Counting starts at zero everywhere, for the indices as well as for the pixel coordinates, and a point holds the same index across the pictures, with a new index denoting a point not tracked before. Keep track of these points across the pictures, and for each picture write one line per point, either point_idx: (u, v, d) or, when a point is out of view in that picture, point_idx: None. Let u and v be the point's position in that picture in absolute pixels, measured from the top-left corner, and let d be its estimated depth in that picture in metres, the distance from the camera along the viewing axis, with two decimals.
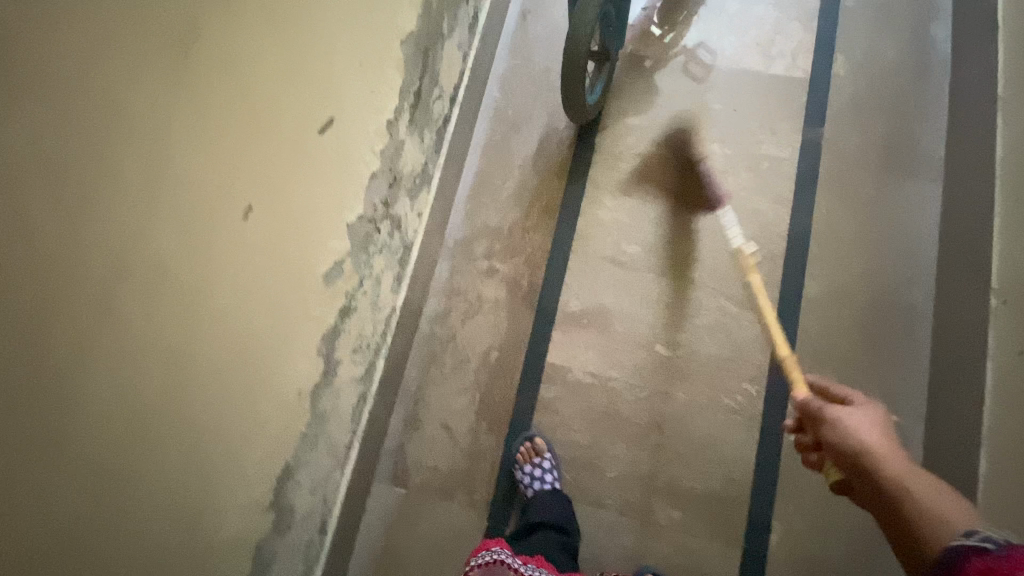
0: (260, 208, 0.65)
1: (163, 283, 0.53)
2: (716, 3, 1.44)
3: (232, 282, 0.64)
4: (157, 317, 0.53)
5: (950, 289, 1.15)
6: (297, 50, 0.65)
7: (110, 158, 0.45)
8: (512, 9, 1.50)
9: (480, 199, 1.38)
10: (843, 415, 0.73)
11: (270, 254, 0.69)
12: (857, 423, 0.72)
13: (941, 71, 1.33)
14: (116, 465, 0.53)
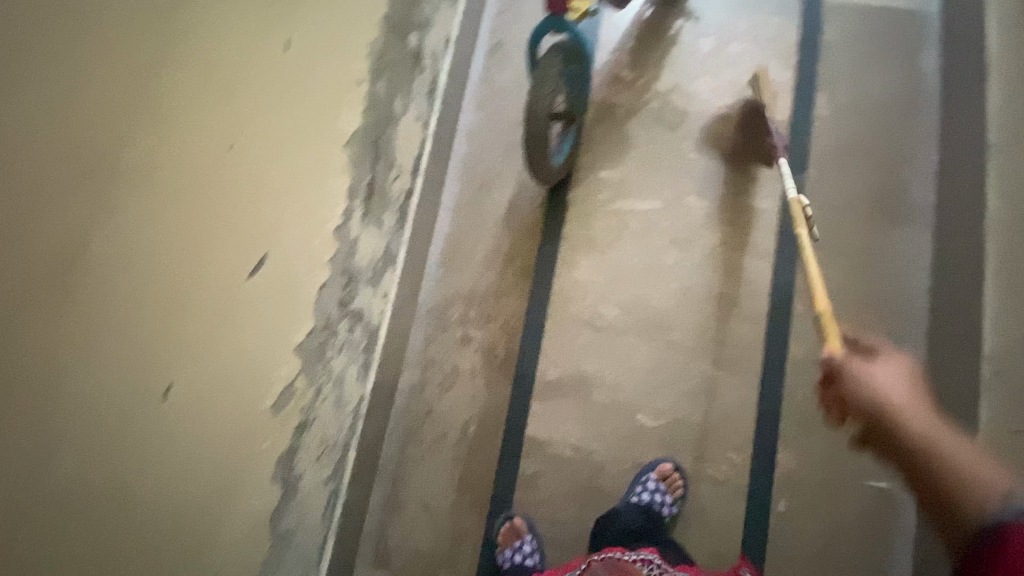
0: (195, 354, 0.64)
1: (124, 385, 0.56)
2: (691, 42, 1.37)
3: (170, 435, 0.63)
4: (128, 415, 0.57)
5: (943, 350, 1.10)
6: (219, 200, 0.64)
7: (81, 283, 0.50)
8: (478, 56, 1.43)
9: (452, 264, 1.34)
10: (874, 376, 0.73)
11: (206, 407, 0.67)
12: (885, 383, 0.72)
13: (928, 110, 1.28)
14: (100, 546, 0.55)
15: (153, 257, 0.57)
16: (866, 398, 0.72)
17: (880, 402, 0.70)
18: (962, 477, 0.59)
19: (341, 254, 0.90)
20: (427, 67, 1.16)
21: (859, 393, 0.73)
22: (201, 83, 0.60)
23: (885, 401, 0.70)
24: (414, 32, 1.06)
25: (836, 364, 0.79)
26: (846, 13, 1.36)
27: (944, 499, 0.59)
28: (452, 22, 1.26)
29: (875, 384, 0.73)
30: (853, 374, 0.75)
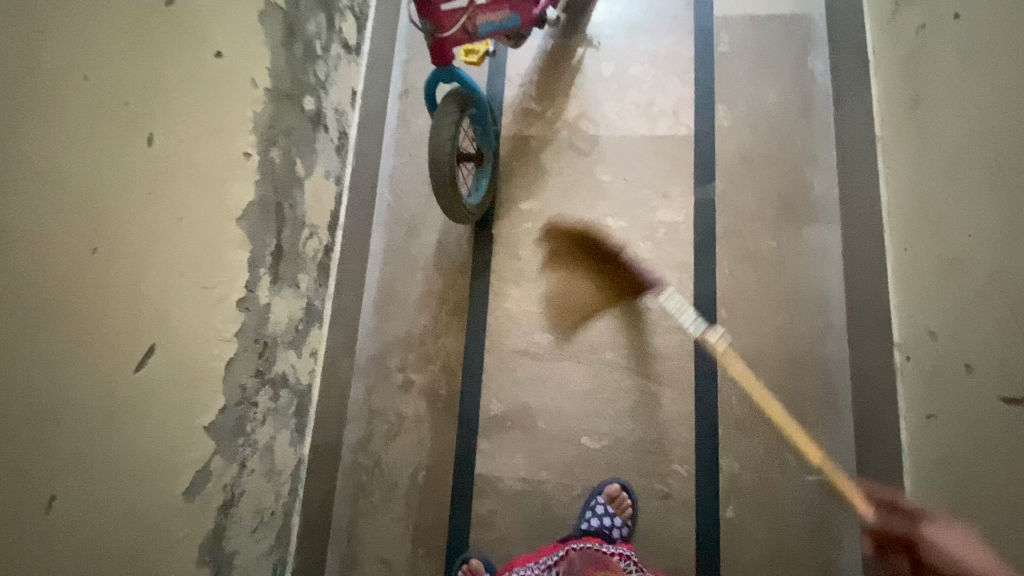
0: (88, 456, 0.64)
1: (21, 499, 0.57)
2: (594, 70, 1.42)
3: (73, 540, 0.63)
4: (22, 531, 0.57)
5: (862, 340, 1.14)
6: (95, 298, 0.65)
7: None
8: (391, 104, 1.46)
9: (386, 310, 1.35)
10: (942, 538, 0.73)
11: (104, 510, 0.67)
12: (955, 544, 0.72)
13: (824, 107, 1.33)
14: None
15: (41, 370, 0.58)
16: (944, 563, 0.72)
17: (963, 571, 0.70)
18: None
19: (250, 325, 0.92)
20: (331, 124, 1.18)
21: (939, 557, 0.73)
22: (39, 195, 0.57)
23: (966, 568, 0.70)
24: (310, 94, 1.09)
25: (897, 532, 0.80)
26: (736, 26, 1.41)
27: None
28: (356, 75, 1.29)
29: (942, 549, 0.73)
30: (923, 536, 0.76)
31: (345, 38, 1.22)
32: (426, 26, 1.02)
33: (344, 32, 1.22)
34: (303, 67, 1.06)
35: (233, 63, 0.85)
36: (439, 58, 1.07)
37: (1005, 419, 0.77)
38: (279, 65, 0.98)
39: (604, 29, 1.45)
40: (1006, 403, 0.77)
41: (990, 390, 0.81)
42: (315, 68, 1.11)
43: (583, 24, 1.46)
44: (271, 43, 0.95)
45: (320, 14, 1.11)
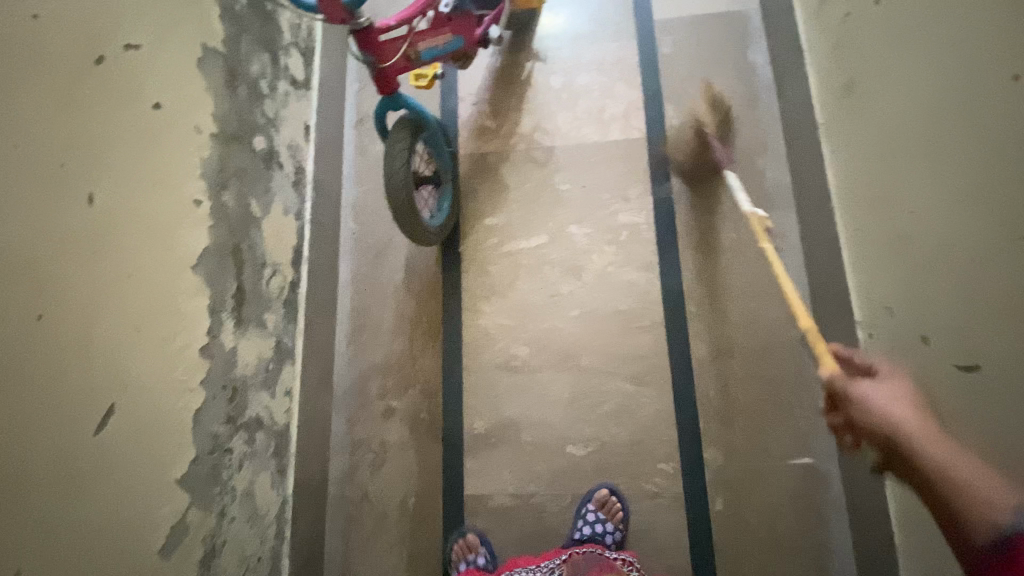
0: (52, 525, 0.64)
1: None
2: (543, 81, 1.45)
3: None
4: None
5: (828, 320, 1.16)
6: (44, 365, 0.64)
7: None
8: (347, 133, 1.46)
9: (360, 339, 1.34)
10: (869, 393, 0.66)
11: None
12: (884, 401, 0.64)
13: (768, 96, 1.36)
14: None
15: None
16: (868, 417, 0.65)
17: (882, 424, 0.63)
18: (974, 493, 0.51)
19: (216, 370, 0.92)
20: (285, 160, 1.18)
21: (865, 412, 0.66)
22: None
23: (891, 422, 0.62)
24: (260, 134, 1.09)
25: (838, 384, 0.72)
26: (676, 27, 1.44)
27: (949, 509, 0.52)
28: (307, 109, 1.29)
29: (873, 404, 0.65)
30: (852, 395, 0.68)
31: (292, 74, 1.23)
32: (367, 58, 1.01)
33: (290, 69, 1.23)
34: (249, 108, 1.06)
35: (173, 113, 0.86)
36: (384, 87, 1.07)
37: (964, 386, 0.79)
38: (224, 108, 0.98)
39: (549, 41, 1.48)
40: (964, 370, 0.79)
41: (945, 360, 0.83)
42: (262, 107, 1.11)
43: (528, 39, 1.49)
44: (212, 88, 0.95)
45: (264, 53, 1.12)
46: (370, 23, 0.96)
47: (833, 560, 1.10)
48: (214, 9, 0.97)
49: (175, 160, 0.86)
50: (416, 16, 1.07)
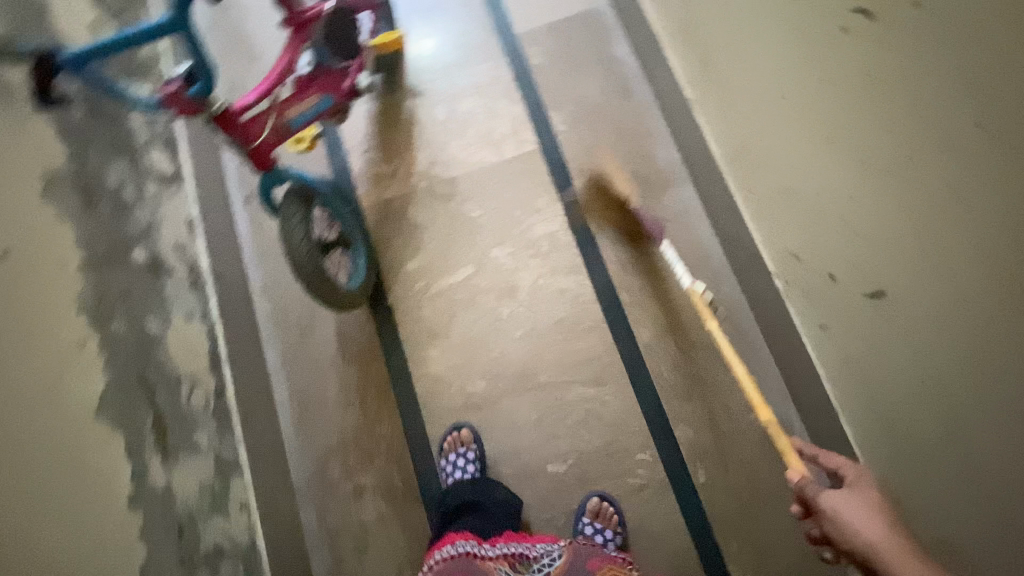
0: None
1: None
2: (427, 116, 1.44)
3: None
4: None
5: (747, 276, 1.23)
6: None
7: None
8: (237, 213, 1.37)
9: (309, 424, 1.26)
10: (845, 511, 0.72)
11: None
12: (857, 517, 0.70)
13: (640, 83, 1.43)
14: None
15: None
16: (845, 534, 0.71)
17: (858, 539, 0.69)
18: None
19: (154, 515, 0.85)
20: (176, 265, 1.10)
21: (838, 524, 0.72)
22: None
23: (863, 540, 0.68)
24: (138, 246, 1.01)
25: (810, 497, 0.77)
26: (539, 37, 1.48)
27: None
28: (186, 203, 1.21)
29: (846, 519, 0.71)
30: (829, 510, 0.74)
31: (158, 171, 1.14)
32: (234, 140, 0.95)
33: (155, 165, 1.14)
34: (118, 223, 0.98)
35: (32, 253, 0.78)
36: (262, 165, 1.01)
37: (877, 312, 0.86)
38: (89, 233, 0.90)
39: (423, 75, 1.47)
40: (872, 298, 0.86)
41: (854, 291, 0.90)
42: (134, 216, 1.02)
43: (401, 77, 1.47)
44: (68, 215, 0.86)
45: (121, 159, 1.03)
46: (227, 106, 0.90)
47: None
48: (50, 129, 0.88)
49: (48, 301, 0.78)
50: (276, 86, 1.03)
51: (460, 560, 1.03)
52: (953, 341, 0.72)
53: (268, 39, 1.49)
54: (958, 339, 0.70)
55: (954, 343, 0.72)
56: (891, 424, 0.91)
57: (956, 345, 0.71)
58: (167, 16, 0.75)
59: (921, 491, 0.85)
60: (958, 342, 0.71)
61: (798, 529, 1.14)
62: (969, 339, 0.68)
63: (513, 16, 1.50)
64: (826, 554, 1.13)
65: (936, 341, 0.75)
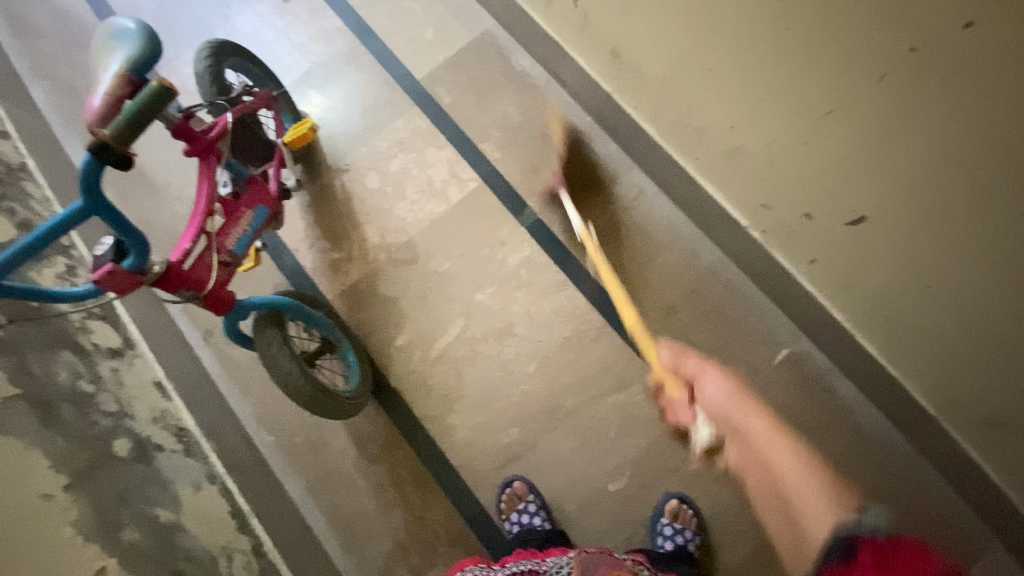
0: None
1: None
2: (361, 188, 1.39)
3: None
4: None
5: (720, 237, 1.25)
6: None
7: None
8: (201, 353, 1.26)
9: (357, 540, 1.18)
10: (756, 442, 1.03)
11: None
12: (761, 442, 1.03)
13: (552, 87, 1.42)
14: None
15: None
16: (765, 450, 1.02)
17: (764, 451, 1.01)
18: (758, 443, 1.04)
19: None
20: (163, 440, 1.04)
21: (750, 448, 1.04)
22: None
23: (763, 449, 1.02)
24: (116, 439, 0.95)
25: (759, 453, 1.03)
26: (441, 76, 1.46)
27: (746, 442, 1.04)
28: (148, 365, 1.13)
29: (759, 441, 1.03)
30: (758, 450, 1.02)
31: (105, 346, 1.07)
32: (185, 295, 0.88)
33: (101, 342, 1.07)
34: (86, 424, 0.92)
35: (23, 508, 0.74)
36: (219, 307, 0.93)
37: (862, 236, 0.91)
38: (59, 451, 0.85)
39: (341, 150, 1.42)
40: (853, 224, 0.91)
41: (833, 221, 0.94)
42: (100, 412, 0.96)
43: (320, 159, 1.41)
44: (30, 438, 0.81)
45: (64, 352, 0.97)
46: (168, 263, 0.83)
47: (858, 415, 1.19)
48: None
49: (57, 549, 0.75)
50: (206, 220, 0.95)
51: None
52: (945, 241, 0.80)
53: (169, 171, 1.40)
54: (948, 236, 0.79)
55: (943, 240, 0.80)
56: (906, 327, 0.97)
57: (947, 241, 0.80)
58: (76, 203, 0.68)
59: (956, 371, 0.94)
60: (949, 238, 0.79)
61: (854, 451, 1.18)
62: (962, 234, 0.76)
63: (409, 64, 1.47)
64: (887, 463, 1.17)
65: (927, 244, 0.82)
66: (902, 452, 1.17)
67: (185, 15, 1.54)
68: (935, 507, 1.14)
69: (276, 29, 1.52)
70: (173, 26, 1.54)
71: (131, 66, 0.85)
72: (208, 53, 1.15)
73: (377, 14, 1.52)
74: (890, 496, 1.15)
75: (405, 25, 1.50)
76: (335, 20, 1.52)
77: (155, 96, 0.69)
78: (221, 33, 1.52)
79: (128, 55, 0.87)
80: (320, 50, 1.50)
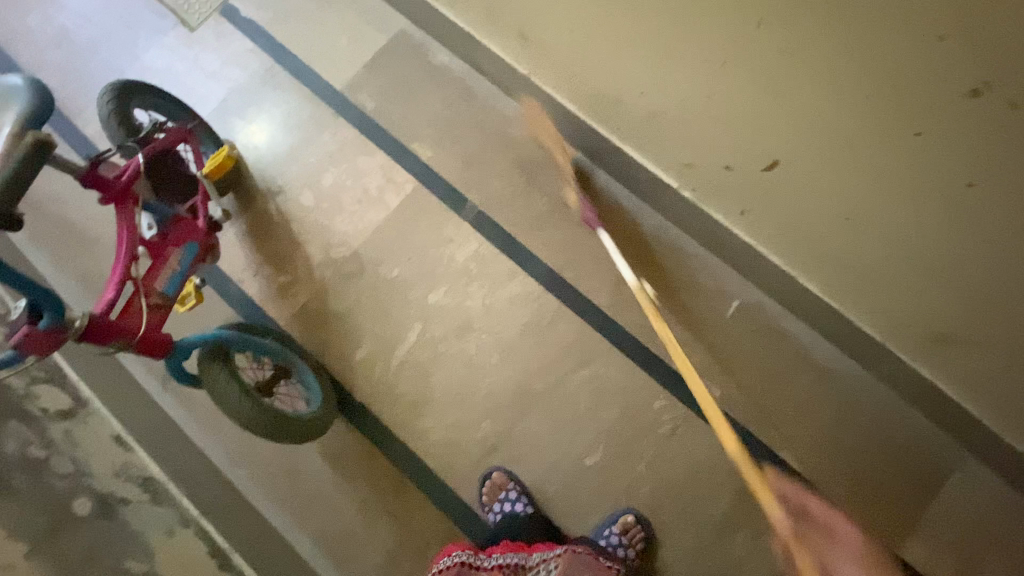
0: None
1: None
2: (298, 208, 1.37)
3: None
4: None
5: (658, 202, 1.26)
6: None
7: None
8: (162, 400, 1.21)
9: (347, 557, 1.18)
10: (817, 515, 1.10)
11: None
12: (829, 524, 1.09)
13: (475, 78, 1.42)
14: None
15: None
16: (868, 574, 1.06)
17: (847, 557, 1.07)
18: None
19: None
20: (126, 492, 1.08)
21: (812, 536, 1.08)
22: None
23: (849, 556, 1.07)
24: (76, 499, 1.04)
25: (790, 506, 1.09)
26: (361, 83, 1.44)
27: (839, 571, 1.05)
28: (105, 420, 1.12)
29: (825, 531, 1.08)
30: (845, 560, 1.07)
31: (55, 410, 1.10)
32: (118, 344, 0.86)
33: (49, 406, 1.10)
34: (41, 492, 1.03)
35: None
36: (159, 351, 0.92)
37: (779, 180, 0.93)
38: (21, 523, 1.00)
39: (272, 172, 1.40)
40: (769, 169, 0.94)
41: (751, 171, 0.96)
42: (56, 476, 1.05)
43: (251, 185, 1.39)
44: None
45: (12, 425, 1.07)
46: (90, 315, 0.81)
47: (815, 352, 1.22)
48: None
49: None
50: (130, 267, 0.94)
51: (462, 568, 1.04)
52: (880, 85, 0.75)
53: (98, 222, 1.36)
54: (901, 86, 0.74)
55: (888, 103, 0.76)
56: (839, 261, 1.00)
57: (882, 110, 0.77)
58: None
59: (891, 295, 0.97)
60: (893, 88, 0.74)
61: (816, 388, 1.21)
62: (901, 100, 0.75)
63: (328, 75, 1.45)
64: (849, 394, 1.20)
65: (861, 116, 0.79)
66: (861, 382, 1.20)
67: (92, 60, 1.50)
68: (898, 428, 1.18)
69: (187, 60, 1.49)
70: (81, 72, 1.49)
71: (24, 121, 0.83)
72: (110, 95, 1.12)
73: (287, 30, 1.49)
74: (854, 425, 1.19)
75: (318, 37, 1.48)
76: (246, 42, 1.49)
77: (33, 154, 0.67)
78: (132, 72, 1.49)
79: (19, 112, 0.84)
80: (236, 75, 1.47)
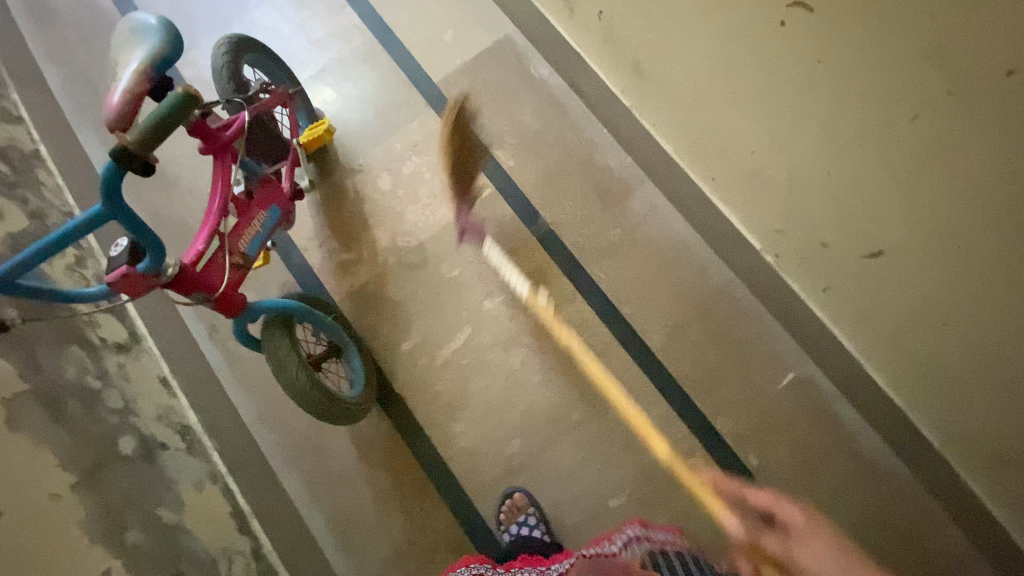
0: None
1: None
2: (373, 191, 1.38)
3: None
4: None
5: (733, 258, 1.24)
6: None
7: None
8: (206, 349, 1.27)
9: (355, 544, 1.18)
10: None
11: None
12: None
13: (571, 97, 1.41)
14: None
15: None
16: None
17: None
18: None
19: None
20: (166, 436, 1.07)
21: None
22: None
23: None
24: (121, 437, 0.98)
25: None
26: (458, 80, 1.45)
27: None
28: (154, 360, 1.15)
29: None
30: None
31: (112, 340, 1.09)
32: (198, 297, 0.87)
33: (107, 336, 1.08)
34: (93, 422, 0.95)
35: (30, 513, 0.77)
36: (232, 310, 0.93)
37: (876, 269, 0.91)
38: (68, 453, 0.88)
39: (354, 150, 1.41)
40: (868, 257, 0.91)
41: (849, 251, 0.94)
42: (107, 406, 0.99)
43: (333, 158, 1.40)
44: (34, 434, 0.84)
45: (72, 347, 0.99)
46: (182, 264, 0.82)
47: (863, 442, 1.19)
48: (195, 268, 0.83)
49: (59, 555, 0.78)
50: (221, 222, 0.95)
51: None
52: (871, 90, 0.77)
53: (181, 165, 1.39)
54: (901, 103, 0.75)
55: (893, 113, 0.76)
56: (917, 361, 0.97)
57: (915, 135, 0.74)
58: (94, 207, 0.68)
59: (963, 407, 0.95)
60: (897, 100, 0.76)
61: (857, 478, 1.18)
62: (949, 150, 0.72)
63: (427, 66, 1.46)
64: (890, 492, 1.16)
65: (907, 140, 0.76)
66: (905, 483, 1.16)
67: (204, 5, 1.53)
68: (935, 539, 1.13)
69: (294, 24, 1.51)
70: (191, 16, 1.52)
71: (154, 65, 0.84)
72: (226, 49, 1.14)
73: (396, 14, 1.50)
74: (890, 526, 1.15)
75: (424, 26, 1.49)
76: (354, 17, 1.50)
77: (178, 104, 0.69)
78: (239, 25, 1.51)
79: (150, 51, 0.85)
80: (338, 48, 1.49)
